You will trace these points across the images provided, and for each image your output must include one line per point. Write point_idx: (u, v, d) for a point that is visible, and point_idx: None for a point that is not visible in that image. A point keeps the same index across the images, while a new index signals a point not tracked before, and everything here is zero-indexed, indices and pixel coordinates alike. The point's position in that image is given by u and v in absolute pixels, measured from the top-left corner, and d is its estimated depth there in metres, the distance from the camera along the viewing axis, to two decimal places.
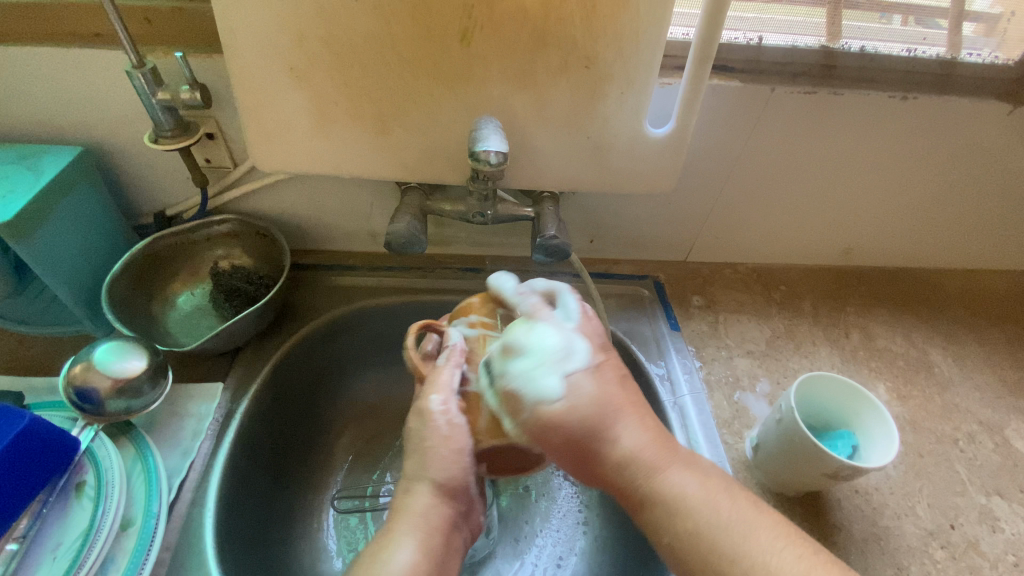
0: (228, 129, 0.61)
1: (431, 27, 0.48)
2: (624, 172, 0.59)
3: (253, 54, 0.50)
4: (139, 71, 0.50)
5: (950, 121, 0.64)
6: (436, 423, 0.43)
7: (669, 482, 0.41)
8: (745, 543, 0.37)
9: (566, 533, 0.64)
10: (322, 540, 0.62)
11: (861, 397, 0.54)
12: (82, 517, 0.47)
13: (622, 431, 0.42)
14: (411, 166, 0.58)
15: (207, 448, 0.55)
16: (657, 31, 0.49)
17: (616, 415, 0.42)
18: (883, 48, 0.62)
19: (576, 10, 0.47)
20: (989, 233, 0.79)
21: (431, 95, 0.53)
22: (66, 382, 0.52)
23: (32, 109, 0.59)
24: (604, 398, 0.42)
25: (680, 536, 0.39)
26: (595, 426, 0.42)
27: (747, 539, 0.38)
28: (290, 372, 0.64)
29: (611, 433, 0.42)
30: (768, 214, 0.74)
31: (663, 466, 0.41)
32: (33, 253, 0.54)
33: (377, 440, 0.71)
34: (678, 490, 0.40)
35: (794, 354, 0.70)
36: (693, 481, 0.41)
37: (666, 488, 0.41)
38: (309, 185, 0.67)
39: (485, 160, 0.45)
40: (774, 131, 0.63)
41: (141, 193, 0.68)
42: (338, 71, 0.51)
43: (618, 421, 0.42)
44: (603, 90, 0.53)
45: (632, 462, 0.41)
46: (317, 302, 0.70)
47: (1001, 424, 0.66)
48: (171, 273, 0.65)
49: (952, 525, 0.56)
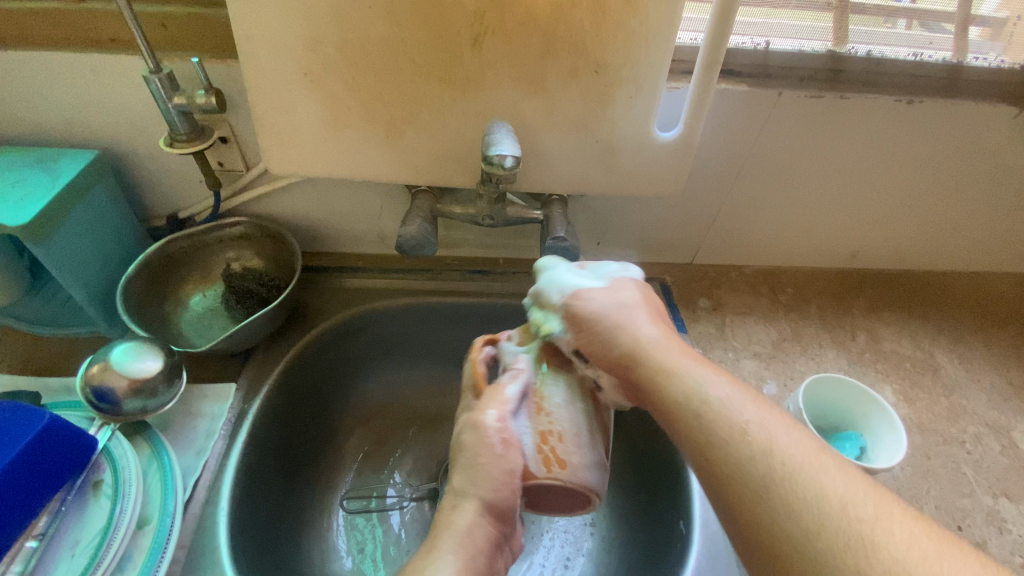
0: (241, 133, 0.62)
1: (443, 33, 0.49)
2: (632, 175, 0.60)
3: (268, 60, 0.50)
4: (156, 75, 0.52)
5: (956, 124, 0.65)
6: (492, 440, 0.39)
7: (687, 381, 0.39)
8: (759, 442, 0.35)
9: (574, 534, 0.64)
10: (332, 539, 0.63)
11: (869, 399, 0.54)
12: (100, 515, 0.48)
13: (642, 332, 0.43)
14: (422, 170, 0.59)
15: (221, 447, 0.56)
16: (667, 35, 0.50)
17: (637, 312, 0.44)
18: (890, 52, 0.62)
19: (586, 16, 0.48)
20: (995, 235, 0.79)
21: (442, 99, 0.53)
22: (83, 382, 0.52)
23: (49, 113, 0.60)
24: (635, 305, 0.45)
25: (696, 428, 0.37)
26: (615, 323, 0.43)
27: (756, 430, 0.36)
28: (300, 372, 0.65)
29: (630, 327, 0.43)
30: (774, 216, 0.74)
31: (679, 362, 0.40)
32: (50, 255, 0.55)
33: (386, 440, 0.72)
34: (699, 389, 0.39)
35: (801, 356, 0.70)
36: (713, 381, 0.39)
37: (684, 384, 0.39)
38: (320, 188, 0.68)
39: (499, 164, 0.46)
40: (781, 135, 0.64)
41: (155, 196, 0.69)
42: (352, 76, 0.52)
43: (637, 315, 0.44)
44: (613, 94, 0.53)
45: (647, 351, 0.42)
46: (327, 303, 0.70)
47: (1008, 426, 0.66)
48: (184, 275, 0.66)
49: (959, 526, 0.56)
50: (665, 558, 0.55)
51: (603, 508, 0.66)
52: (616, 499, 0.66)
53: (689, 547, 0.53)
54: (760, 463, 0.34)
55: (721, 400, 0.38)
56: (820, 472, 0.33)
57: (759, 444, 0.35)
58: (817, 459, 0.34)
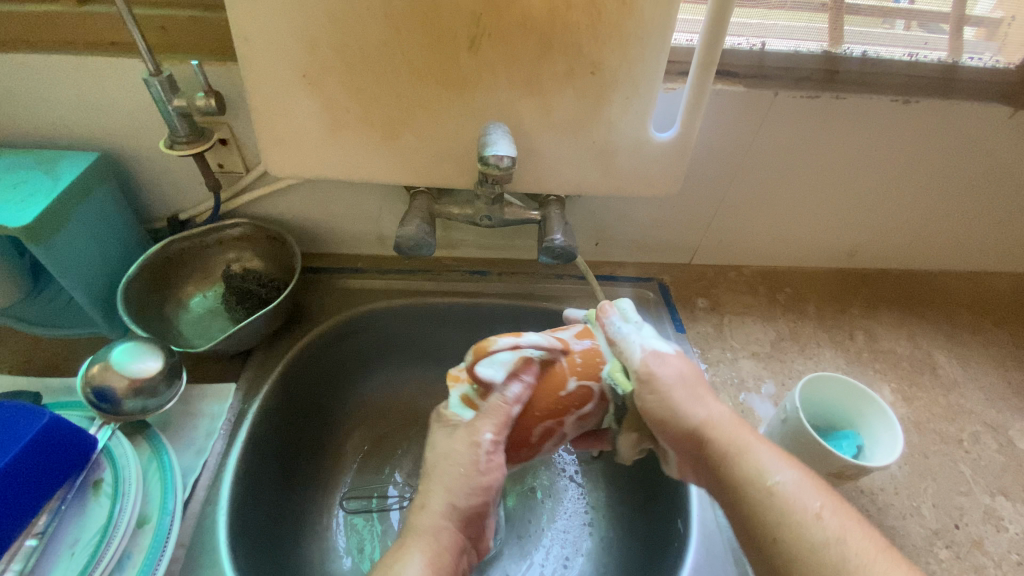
0: (241, 135, 0.63)
1: (440, 36, 0.49)
2: (629, 176, 0.60)
3: (268, 62, 0.51)
4: (157, 79, 0.52)
5: (952, 124, 0.65)
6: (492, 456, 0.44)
7: (754, 463, 0.42)
8: (820, 533, 0.38)
9: (573, 534, 0.64)
10: (331, 539, 0.63)
11: (865, 397, 0.54)
12: (100, 514, 0.48)
13: (697, 393, 0.47)
14: (420, 171, 0.59)
15: (220, 447, 0.56)
16: (662, 37, 0.50)
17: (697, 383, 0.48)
18: (885, 53, 0.62)
19: (582, 18, 0.48)
20: (993, 235, 0.80)
21: (440, 101, 0.54)
22: (84, 382, 0.53)
23: (51, 116, 0.60)
24: (682, 379, 0.48)
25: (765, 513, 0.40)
26: (678, 399, 0.46)
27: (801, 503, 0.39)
28: (300, 372, 0.65)
29: (690, 406, 0.46)
30: (772, 217, 0.74)
31: (744, 444, 0.44)
32: (52, 257, 0.55)
33: (385, 441, 0.72)
34: (763, 473, 0.42)
35: (799, 355, 0.70)
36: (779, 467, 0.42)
37: (748, 469, 0.42)
38: (320, 189, 0.68)
39: (495, 163, 0.47)
40: (776, 136, 0.64)
41: (155, 198, 0.69)
42: (350, 79, 0.52)
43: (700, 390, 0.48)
44: (609, 95, 0.54)
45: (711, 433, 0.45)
46: (327, 304, 0.71)
47: (1006, 425, 0.66)
48: (184, 276, 0.66)
49: (957, 525, 0.56)
50: (663, 558, 0.55)
51: (601, 508, 0.66)
52: (615, 499, 0.66)
53: (687, 547, 0.53)
54: (814, 534, 0.38)
55: (794, 489, 0.40)
56: (860, 539, 0.38)
57: (831, 540, 0.37)
58: (870, 542, 0.38)
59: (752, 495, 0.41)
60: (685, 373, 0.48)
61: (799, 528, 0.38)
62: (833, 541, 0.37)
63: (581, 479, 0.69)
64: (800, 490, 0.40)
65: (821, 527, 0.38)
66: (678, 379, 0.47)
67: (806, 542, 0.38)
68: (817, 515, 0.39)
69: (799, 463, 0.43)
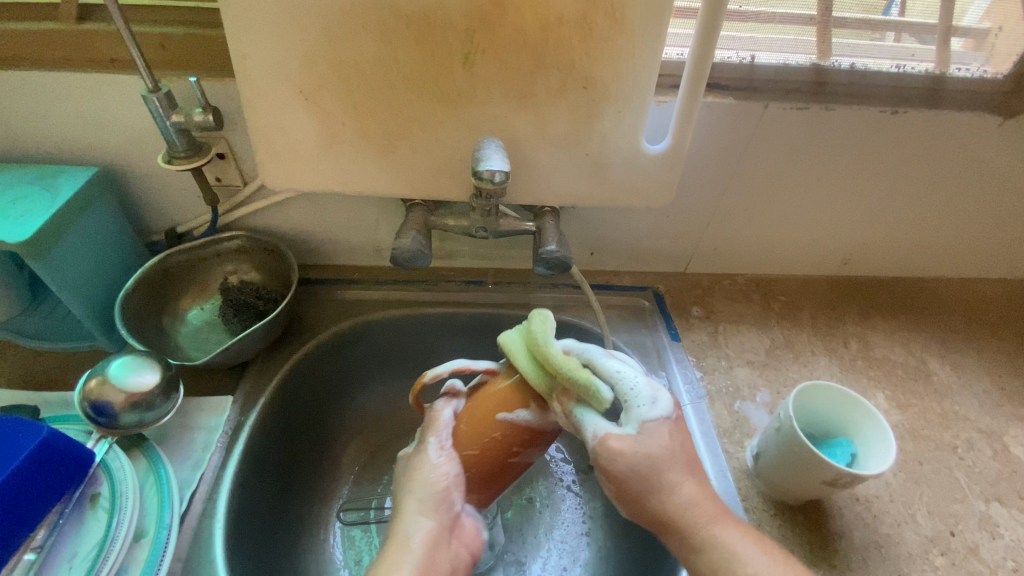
0: (238, 149, 0.63)
1: (435, 52, 0.50)
2: (623, 187, 0.61)
3: (265, 78, 0.52)
4: (154, 94, 0.53)
5: (941, 134, 0.66)
6: (439, 459, 0.47)
7: (726, 552, 0.44)
8: None
9: (570, 544, 0.65)
10: (328, 551, 0.63)
11: (857, 404, 0.55)
12: (98, 528, 0.48)
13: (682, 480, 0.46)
14: (416, 184, 0.60)
15: (217, 460, 0.56)
16: (653, 51, 0.51)
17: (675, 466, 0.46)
18: (873, 64, 0.63)
19: (574, 34, 0.49)
20: (985, 241, 0.80)
21: (436, 116, 0.54)
22: (81, 396, 0.53)
23: (50, 132, 0.61)
24: (675, 458, 0.46)
25: None
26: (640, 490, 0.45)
27: (750, 565, 0.43)
28: (296, 384, 0.65)
29: (668, 485, 0.45)
30: (766, 225, 0.75)
31: (717, 521, 0.45)
32: (50, 271, 0.56)
33: (382, 452, 0.72)
34: (734, 559, 0.43)
35: (793, 363, 0.71)
36: (750, 546, 0.44)
37: (725, 553, 0.44)
38: (317, 202, 0.69)
39: (488, 178, 0.47)
40: (767, 147, 0.65)
41: (154, 211, 0.70)
42: (346, 94, 0.53)
43: (674, 472, 0.46)
44: (601, 109, 0.54)
45: (684, 515, 0.45)
46: (324, 315, 0.71)
47: (1000, 431, 0.66)
48: (181, 288, 0.67)
49: (952, 532, 0.56)
50: (661, 565, 0.55)
51: (598, 518, 0.67)
52: (610, 508, 0.66)
53: None
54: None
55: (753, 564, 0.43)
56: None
57: None
58: None
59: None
60: (667, 454, 0.45)
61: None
62: None
63: (578, 488, 0.70)
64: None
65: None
66: (660, 457, 0.45)
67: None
68: None
69: (758, 533, 0.46)
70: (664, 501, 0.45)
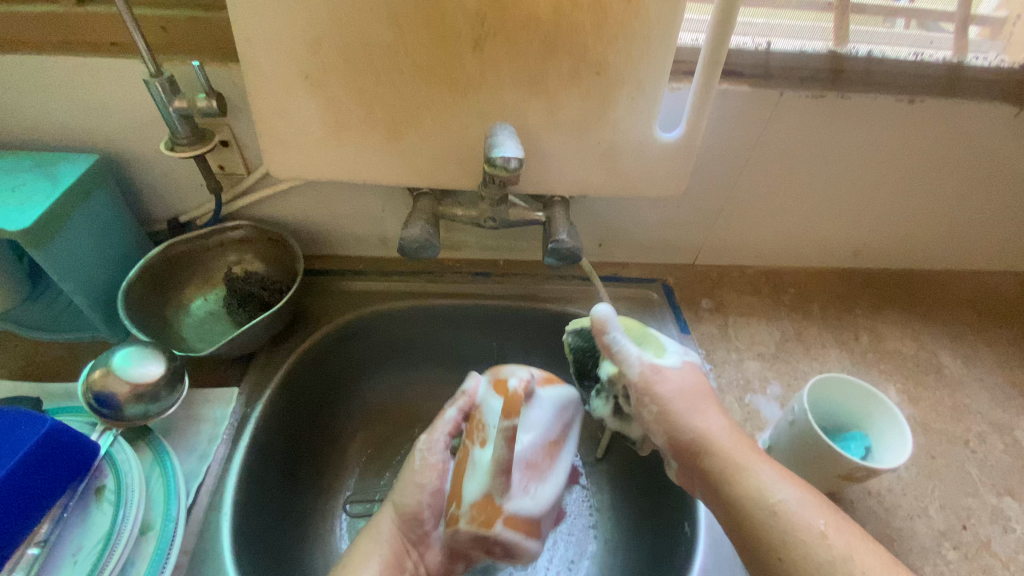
0: (242, 136, 0.62)
1: (445, 36, 0.49)
2: (635, 177, 0.60)
3: (270, 62, 0.50)
4: (157, 79, 0.51)
5: (957, 123, 0.65)
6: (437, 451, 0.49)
7: (755, 481, 0.45)
8: (825, 548, 0.41)
9: (578, 535, 0.65)
10: (334, 543, 0.63)
11: (871, 396, 0.54)
12: (103, 522, 0.47)
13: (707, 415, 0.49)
14: (423, 172, 0.59)
15: (223, 452, 0.55)
16: (669, 36, 0.50)
17: (700, 399, 0.50)
18: (891, 51, 0.62)
19: (588, 17, 0.48)
20: (998, 233, 0.79)
21: (444, 103, 0.53)
22: (85, 387, 0.52)
23: (50, 119, 0.60)
24: (691, 391, 0.51)
25: (759, 518, 0.43)
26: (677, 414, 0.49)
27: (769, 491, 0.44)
28: (302, 375, 0.65)
29: (696, 417, 0.49)
30: (777, 217, 0.74)
31: (742, 457, 0.46)
32: (51, 260, 0.54)
33: (387, 444, 0.72)
34: (764, 491, 0.44)
35: (804, 356, 0.70)
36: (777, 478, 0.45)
37: (752, 484, 0.44)
38: (322, 191, 0.68)
39: (501, 165, 0.46)
40: (780, 137, 0.64)
41: (156, 200, 0.69)
42: (354, 80, 0.52)
43: (702, 403, 0.50)
44: (614, 96, 0.53)
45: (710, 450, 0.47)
46: (328, 307, 0.70)
47: (1012, 425, 0.66)
48: (185, 278, 0.66)
49: (964, 525, 0.56)
50: (671, 558, 0.55)
51: (606, 510, 0.67)
52: (618, 500, 0.66)
53: (695, 547, 0.53)
54: (822, 555, 0.40)
55: (796, 505, 0.43)
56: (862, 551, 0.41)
57: (838, 560, 0.40)
58: (877, 560, 0.40)
59: (755, 504, 0.44)
60: (687, 387, 0.51)
61: (802, 547, 0.41)
62: (840, 561, 0.40)
63: (586, 480, 0.69)
64: (801, 502, 0.43)
65: (825, 545, 0.41)
66: (678, 393, 0.50)
67: (811, 558, 0.40)
68: (822, 533, 0.41)
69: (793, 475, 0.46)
70: (693, 433, 0.48)
